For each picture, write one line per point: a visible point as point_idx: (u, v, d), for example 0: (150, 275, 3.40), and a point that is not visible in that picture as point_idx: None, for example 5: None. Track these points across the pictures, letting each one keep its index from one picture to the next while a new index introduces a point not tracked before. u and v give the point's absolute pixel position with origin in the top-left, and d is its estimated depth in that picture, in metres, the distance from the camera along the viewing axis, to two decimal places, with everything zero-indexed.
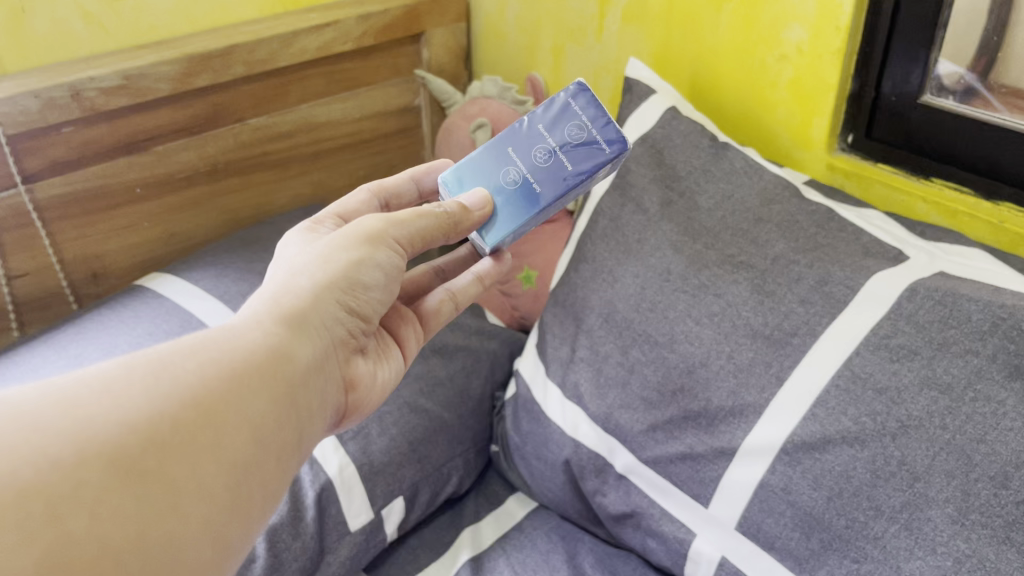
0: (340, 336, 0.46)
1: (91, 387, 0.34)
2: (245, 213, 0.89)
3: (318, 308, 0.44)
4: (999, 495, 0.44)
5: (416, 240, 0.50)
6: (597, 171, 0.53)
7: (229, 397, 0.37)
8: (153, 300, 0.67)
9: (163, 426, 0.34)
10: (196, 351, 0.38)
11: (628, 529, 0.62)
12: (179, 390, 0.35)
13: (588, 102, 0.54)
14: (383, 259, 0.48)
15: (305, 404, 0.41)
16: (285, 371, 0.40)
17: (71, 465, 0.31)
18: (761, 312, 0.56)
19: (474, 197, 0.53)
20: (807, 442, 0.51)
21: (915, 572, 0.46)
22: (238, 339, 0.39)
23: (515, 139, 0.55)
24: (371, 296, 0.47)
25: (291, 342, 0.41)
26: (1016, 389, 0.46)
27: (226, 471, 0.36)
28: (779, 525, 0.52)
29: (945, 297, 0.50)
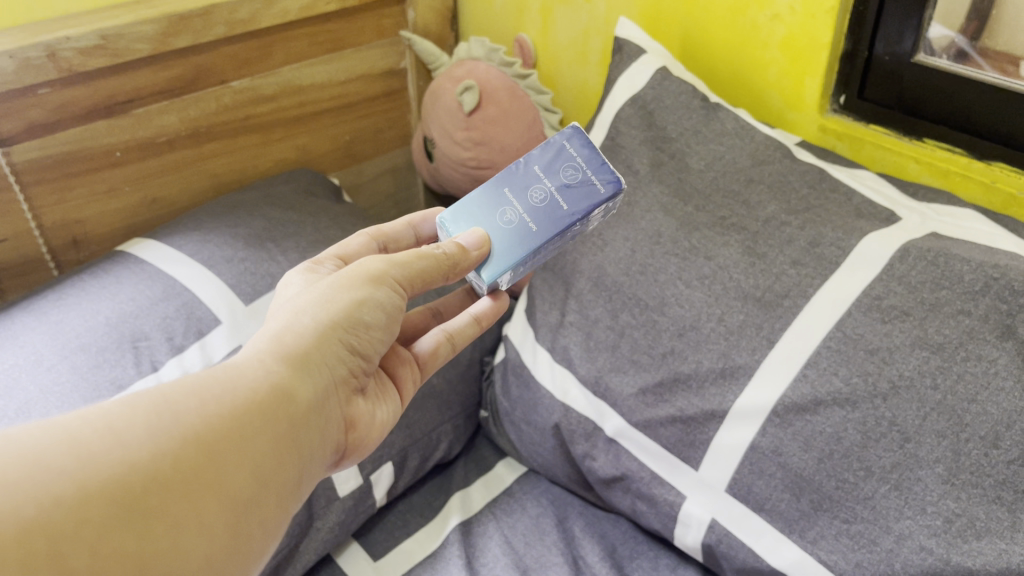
0: (342, 375, 0.43)
1: (92, 423, 0.32)
2: (228, 178, 0.88)
3: (323, 345, 0.41)
4: (990, 454, 0.44)
5: (415, 282, 0.46)
6: (593, 211, 0.50)
7: (232, 435, 0.35)
8: (135, 266, 0.66)
9: (164, 465, 0.33)
10: (199, 390, 0.36)
11: (618, 493, 0.62)
12: (180, 427, 0.34)
13: (583, 144, 0.52)
14: (385, 298, 0.45)
15: (309, 441, 0.40)
16: (288, 409, 0.38)
17: (73, 501, 0.30)
18: (752, 274, 0.56)
19: (471, 235, 0.49)
20: (798, 404, 0.51)
21: (905, 531, 0.46)
22: (241, 375, 0.38)
23: (512, 180, 0.52)
24: (376, 335, 0.45)
25: (294, 379, 0.39)
26: (1007, 348, 0.45)
27: (227, 509, 0.34)
28: (769, 487, 0.52)
29: (938, 258, 0.50)
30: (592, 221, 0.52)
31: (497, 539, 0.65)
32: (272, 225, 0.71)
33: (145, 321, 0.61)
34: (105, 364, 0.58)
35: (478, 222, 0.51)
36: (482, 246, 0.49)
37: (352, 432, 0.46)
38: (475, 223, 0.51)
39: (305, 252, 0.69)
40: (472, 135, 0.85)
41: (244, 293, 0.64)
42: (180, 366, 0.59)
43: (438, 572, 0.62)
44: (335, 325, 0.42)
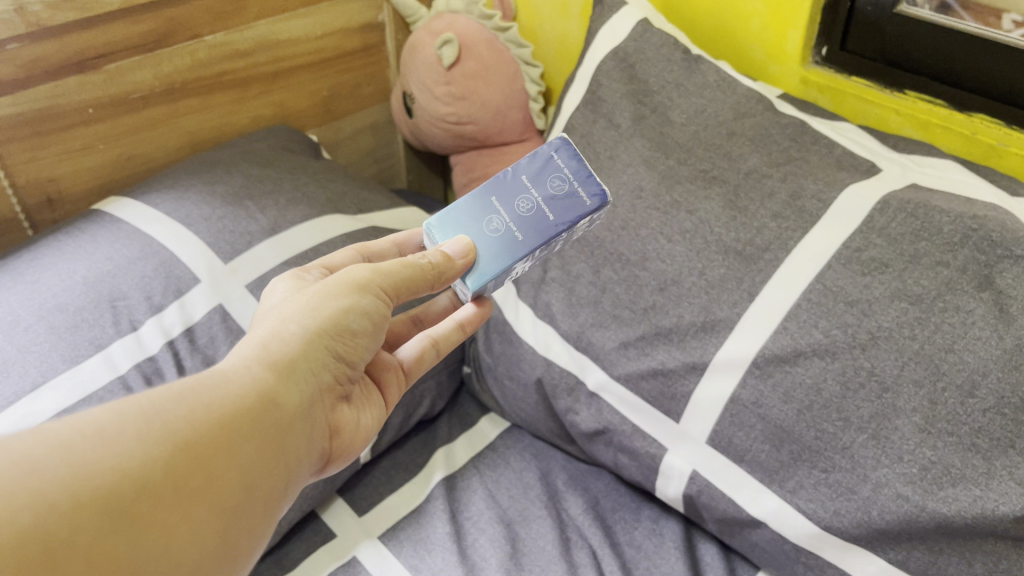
0: (327, 382, 0.43)
1: (82, 429, 0.32)
2: (204, 136, 0.87)
3: (309, 351, 0.41)
4: (966, 403, 0.45)
5: (399, 291, 0.46)
6: (578, 222, 0.50)
7: (221, 442, 0.35)
8: (111, 225, 0.65)
9: (154, 472, 0.32)
10: (188, 396, 0.36)
11: (601, 446, 0.63)
12: (170, 434, 0.34)
13: (571, 156, 0.51)
14: (370, 305, 0.44)
15: (295, 447, 0.40)
16: (274, 416, 0.38)
17: (66, 509, 0.29)
18: (733, 228, 0.56)
19: (455, 243, 0.49)
20: (778, 355, 0.52)
21: (882, 480, 0.47)
22: (228, 382, 0.37)
23: (499, 188, 0.51)
24: (362, 342, 0.44)
25: (279, 387, 0.39)
26: (985, 299, 0.46)
27: (216, 516, 0.34)
28: (749, 438, 0.53)
29: (917, 209, 0.50)
30: (576, 231, 0.52)
31: (482, 494, 0.66)
32: (251, 182, 0.70)
33: (123, 280, 0.60)
34: (83, 324, 0.57)
35: (463, 231, 0.50)
36: (466, 255, 0.48)
37: (335, 439, 0.46)
38: (462, 230, 0.50)
39: (284, 209, 0.68)
40: (452, 90, 0.84)
41: (223, 252, 0.63)
42: (159, 325, 0.59)
43: (424, 526, 0.63)
44: (321, 332, 0.42)
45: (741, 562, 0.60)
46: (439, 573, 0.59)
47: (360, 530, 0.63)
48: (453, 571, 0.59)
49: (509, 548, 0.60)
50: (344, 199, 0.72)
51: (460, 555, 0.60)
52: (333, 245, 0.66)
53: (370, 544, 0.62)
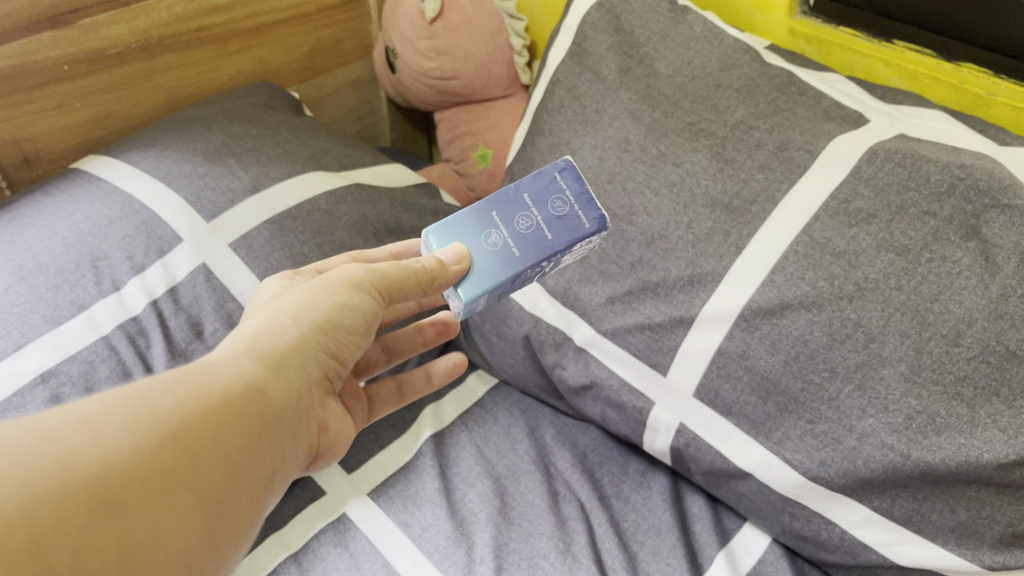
0: (316, 377, 0.42)
1: (70, 421, 0.31)
2: (183, 93, 0.85)
3: (297, 346, 0.41)
4: (951, 352, 0.45)
5: (389, 291, 0.46)
6: (575, 243, 0.49)
7: (213, 433, 0.34)
8: (91, 183, 0.64)
9: (145, 463, 0.31)
10: (177, 389, 0.35)
11: (588, 401, 0.63)
12: (160, 425, 0.33)
13: (575, 179, 0.50)
14: (362, 304, 0.44)
15: (284, 441, 0.39)
16: (261, 409, 0.37)
17: (55, 500, 0.28)
18: (720, 180, 0.55)
19: (452, 250, 0.47)
20: (764, 308, 0.52)
21: (867, 429, 0.48)
22: (215, 374, 0.37)
23: (498, 203, 0.50)
24: (349, 339, 0.44)
25: (266, 380, 0.38)
26: (971, 249, 0.46)
27: (202, 507, 0.33)
28: (736, 390, 0.53)
29: (905, 159, 0.50)
30: (570, 254, 0.51)
31: (471, 450, 0.66)
32: (232, 139, 0.69)
33: (104, 240, 0.59)
34: (65, 284, 0.56)
35: (461, 241, 0.49)
36: (458, 260, 0.47)
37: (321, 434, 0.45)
38: (461, 241, 0.49)
39: (266, 166, 0.67)
40: (435, 44, 0.82)
41: (205, 211, 0.62)
42: (142, 285, 0.58)
43: (413, 483, 0.63)
44: (309, 328, 0.42)
45: (727, 513, 0.61)
46: (429, 528, 0.59)
47: (349, 487, 0.63)
48: (443, 526, 0.59)
49: (498, 503, 0.61)
50: (326, 156, 0.71)
51: (451, 511, 0.60)
52: (317, 202, 0.66)
53: (360, 501, 0.62)
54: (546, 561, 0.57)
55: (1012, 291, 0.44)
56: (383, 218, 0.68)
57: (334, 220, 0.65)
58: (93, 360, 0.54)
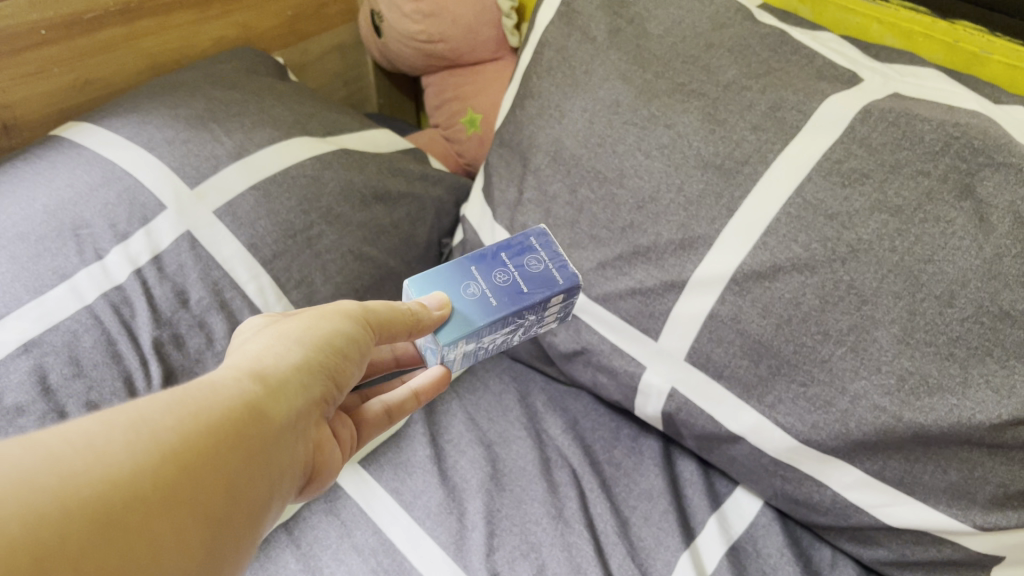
0: (315, 399, 0.40)
1: (69, 438, 0.29)
2: (163, 58, 0.84)
3: (296, 369, 0.39)
4: (944, 313, 0.45)
5: (379, 329, 0.45)
6: (551, 298, 0.49)
7: (214, 453, 0.33)
8: (70, 150, 0.63)
9: (146, 482, 0.29)
10: (178, 406, 0.33)
11: (579, 367, 0.63)
12: (161, 442, 0.31)
13: (549, 245, 0.52)
14: (353, 337, 0.43)
15: (284, 463, 0.37)
16: (262, 429, 0.36)
17: (57, 518, 0.26)
18: (712, 142, 0.54)
19: (433, 296, 0.47)
20: (757, 272, 0.51)
21: (860, 391, 0.47)
22: (216, 392, 0.35)
23: (476, 260, 0.50)
24: (344, 364, 0.43)
25: (267, 400, 0.37)
26: (965, 208, 0.45)
27: (204, 528, 0.31)
28: (728, 354, 0.53)
29: (899, 118, 0.49)
30: (544, 315, 0.51)
31: (462, 418, 0.65)
32: (215, 105, 0.68)
33: (85, 208, 0.58)
34: (46, 253, 0.55)
35: (442, 288, 0.48)
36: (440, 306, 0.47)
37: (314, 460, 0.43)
38: (443, 287, 0.48)
39: (251, 132, 0.66)
40: (421, 7, 0.81)
41: (188, 177, 0.61)
42: (125, 253, 0.57)
43: (404, 451, 0.62)
44: (306, 351, 0.40)
45: (719, 476, 0.61)
46: (421, 496, 0.59)
47: None
48: (435, 493, 0.59)
49: (490, 469, 0.61)
50: (311, 122, 0.70)
51: (443, 478, 0.60)
52: (302, 169, 0.65)
53: (350, 469, 0.61)
54: (538, 526, 0.57)
55: (1005, 251, 0.44)
56: (370, 183, 0.67)
57: (320, 187, 0.64)
58: (77, 330, 0.53)
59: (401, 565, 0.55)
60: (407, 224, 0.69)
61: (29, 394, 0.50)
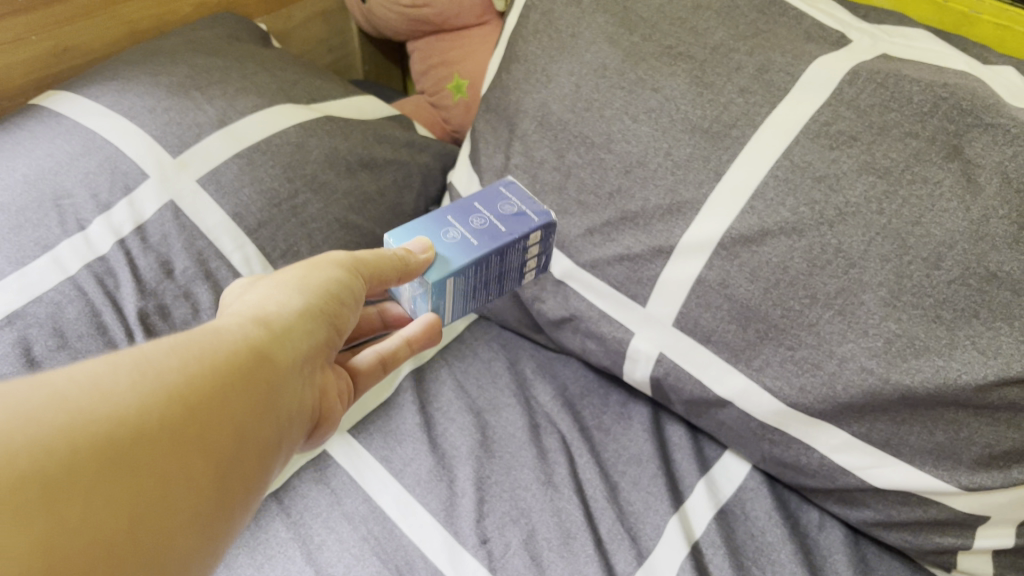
0: (319, 344, 0.40)
1: (75, 378, 0.28)
2: (143, 26, 0.82)
3: (298, 314, 0.39)
4: (931, 275, 0.45)
5: (372, 275, 0.44)
6: (529, 234, 0.51)
7: (222, 392, 0.32)
8: (50, 120, 0.62)
9: (153, 420, 0.29)
10: (181, 348, 0.32)
11: (568, 333, 0.63)
12: (166, 381, 0.30)
13: (519, 191, 0.54)
14: (351, 284, 0.43)
15: (292, 406, 0.37)
16: (268, 371, 0.35)
17: (65, 454, 0.26)
18: (700, 105, 0.54)
19: (416, 241, 0.48)
20: (744, 236, 0.51)
21: (847, 354, 0.48)
22: (220, 336, 0.34)
23: (451, 209, 0.52)
24: (343, 310, 0.42)
25: (271, 343, 0.36)
26: (953, 169, 0.45)
27: (213, 467, 0.31)
28: (715, 319, 0.53)
29: (886, 79, 0.49)
30: (524, 257, 0.52)
31: (451, 386, 0.65)
32: (196, 72, 0.66)
33: (66, 177, 0.57)
34: (27, 225, 0.55)
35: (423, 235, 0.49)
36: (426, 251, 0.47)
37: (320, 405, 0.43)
38: (424, 234, 0.49)
39: (233, 100, 0.65)
40: None
41: (170, 145, 0.60)
42: (108, 224, 0.57)
43: (394, 419, 0.62)
44: (306, 297, 0.40)
45: (707, 441, 0.62)
46: (410, 463, 0.59)
47: None
48: (424, 461, 0.59)
49: (479, 436, 0.61)
50: (295, 89, 0.69)
51: (432, 446, 0.60)
52: (287, 137, 0.64)
53: (339, 438, 0.61)
54: (528, 492, 0.57)
55: (993, 213, 0.44)
56: (356, 150, 0.66)
57: (305, 154, 0.64)
58: (60, 301, 0.53)
59: (391, 532, 0.55)
60: (394, 191, 0.69)
61: (13, 366, 0.49)
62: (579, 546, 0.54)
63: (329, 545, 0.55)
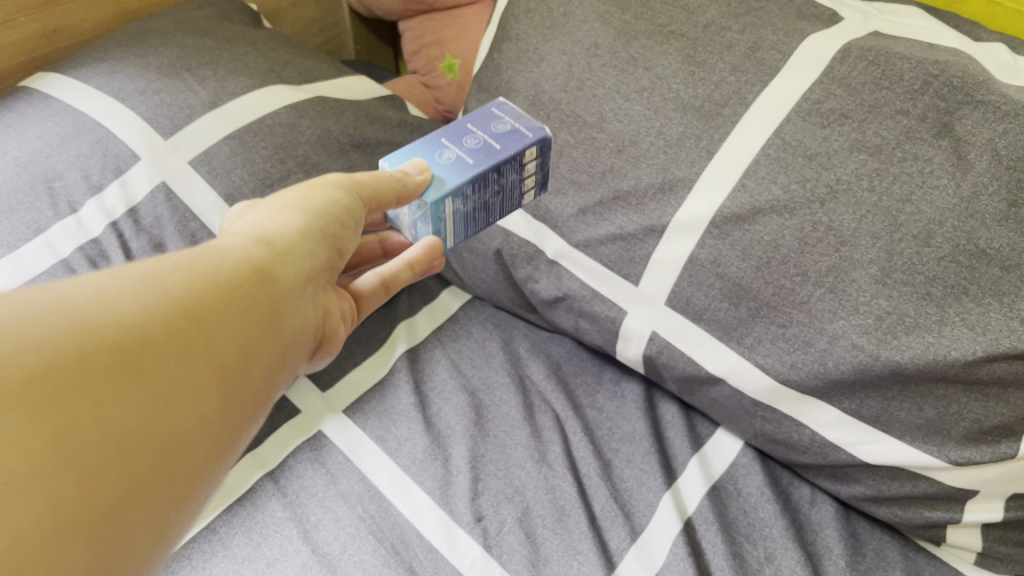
0: (322, 264, 0.39)
1: (79, 285, 0.28)
2: (133, 6, 0.82)
3: (302, 234, 0.38)
4: (921, 253, 0.45)
5: (374, 200, 0.43)
6: (524, 150, 0.49)
7: (225, 306, 0.31)
8: (40, 102, 0.62)
9: (154, 329, 0.28)
10: (185, 261, 0.32)
11: (561, 313, 0.63)
12: (169, 292, 0.30)
13: (510, 108, 0.51)
14: (352, 207, 0.41)
15: (298, 325, 0.36)
16: (274, 288, 0.34)
17: (66, 360, 0.26)
18: (692, 84, 0.54)
19: (413, 162, 0.46)
20: (736, 215, 0.51)
21: (838, 332, 0.48)
22: (224, 252, 0.34)
23: (443, 131, 0.49)
24: (345, 233, 0.41)
25: (276, 261, 0.35)
26: (944, 147, 0.46)
27: (221, 378, 0.30)
28: (707, 297, 0.53)
29: (878, 57, 0.49)
30: (521, 176, 0.50)
31: (445, 366, 0.65)
32: (187, 53, 0.66)
33: (57, 159, 0.57)
34: (19, 208, 0.55)
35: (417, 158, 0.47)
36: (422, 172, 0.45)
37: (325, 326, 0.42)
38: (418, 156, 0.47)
39: (224, 81, 0.64)
40: None
41: (162, 127, 0.60)
42: (100, 206, 0.57)
43: (388, 399, 0.63)
44: (308, 216, 0.39)
45: (700, 419, 0.62)
46: (405, 442, 0.60)
47: (323, 405, 0.63)
48: (419, 440, 0.59)
49: (474, 415, 0.61)
50: (286, 69, 0.69)
51: (427, 426, 0.60)
52: (278, 118, 0.64)
53: (334, 418, 0.62)
54: (522, 470, 0.58)
55: (983, 190, 0.44)
56: (348, 130, 0.66)
57: (296, 135, 0.63)
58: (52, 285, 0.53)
59: (387, 511, 0.56)
60: None
61: None
62: (573, 523, 0.54)
63: (325, 524, 0.55)
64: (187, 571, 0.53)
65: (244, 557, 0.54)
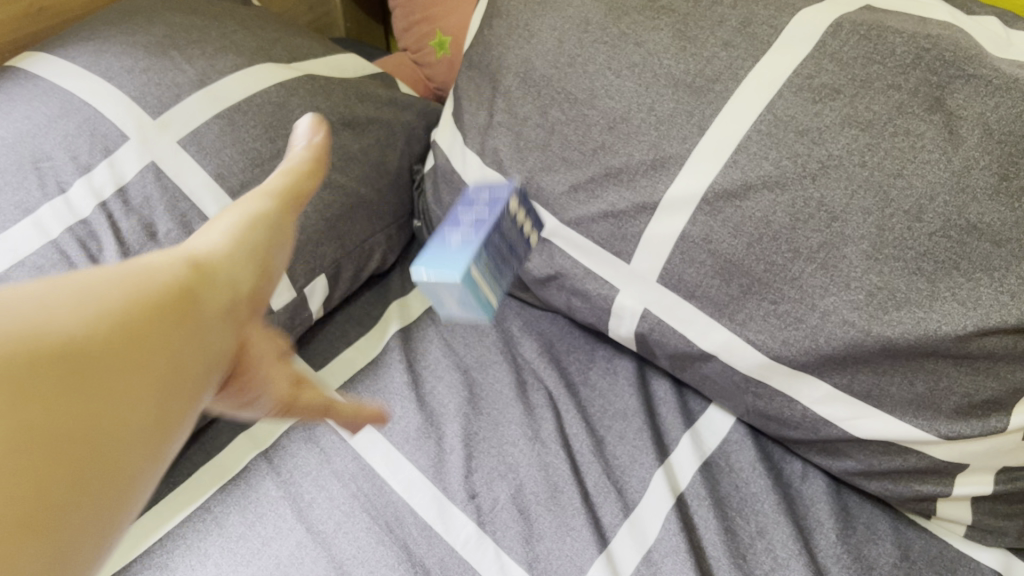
0: (251, 287, 0.32)
1: None
2: None
3: (223, 257, 0.32)
4: (912, 228, 0.45)
5: (298, 201, 0.36)
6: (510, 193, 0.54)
7: (125, 342, 0.26)
8: (28, 82, 0.61)
9: (32, 369, 0.23)
10: (52, 287, 0.25)
11: (553, 291, 0.63)
12: (58, 327, 0.24)
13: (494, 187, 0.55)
14: (274, 213, 0.34)
15: (216, 359, 0.30)
16: (189, 323, 0.29)
17: None
18: (683, 60, 0.53)
19: (307, 119, 0.39)
20: (728, 191, 0.51)
21: (829, 308, 0.48)
22: (133, 275, 0.28)
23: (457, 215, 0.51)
24: (272, 250, 0.34)
25: (194, 288, 0.30)
26: (935, 121, 0.45)
27: (109, 430, 0.25)
28: (699, 274, 0.53)
29: (871, 31, 0.48)
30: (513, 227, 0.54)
31: (438, 344, 0.65)
32: (174, 31, 0.66)
33: (45, 140, 0.57)
34: (7, 187, 0.55)
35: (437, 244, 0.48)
36: (317, 136, 0.38)
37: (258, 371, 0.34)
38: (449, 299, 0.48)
39: (213, 60, 0.64)
40: None
41: (150, 106, 0.60)
42: (89, 186, 0.56)
43: (382, 377, 0.63)
44: (236, 239, 0.33)
45: (692, 395, 0.62)
46: (399, 421, 0.60)
47: (317, 384, 0.63)
48: (413, 419, 0.60)
49: (467, 394, 0.61)
50: (276, 48, 0.68)
51: (420, 404, 0.61)
52: (268, 97, 0.63)
53: (328, 398, 0.62)
54: (516, 448, 0.58)
55: (974, 164, 0.44)
56: (338, 109, 0.66)
57: (287, 114, 0.63)
58: (43, 265, 0.53)
59: (381, 489, 0.56)
60: (378, 150, 0.68)
61: None
62: (567, 500, 0.55)
63: (319, 503, 0.56)
64: (182, 550, 0.53)
65: (239, 536, 0.54)
